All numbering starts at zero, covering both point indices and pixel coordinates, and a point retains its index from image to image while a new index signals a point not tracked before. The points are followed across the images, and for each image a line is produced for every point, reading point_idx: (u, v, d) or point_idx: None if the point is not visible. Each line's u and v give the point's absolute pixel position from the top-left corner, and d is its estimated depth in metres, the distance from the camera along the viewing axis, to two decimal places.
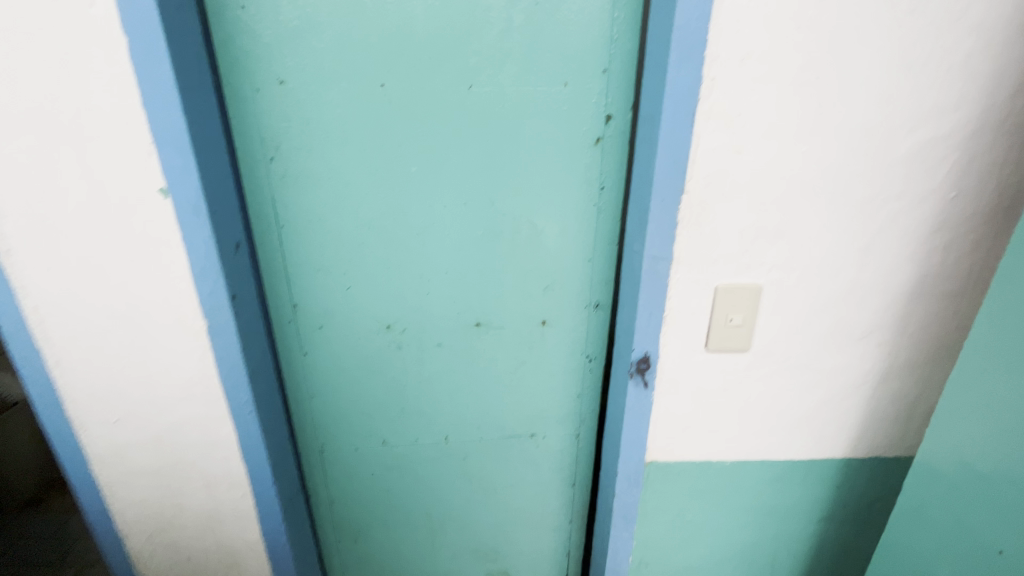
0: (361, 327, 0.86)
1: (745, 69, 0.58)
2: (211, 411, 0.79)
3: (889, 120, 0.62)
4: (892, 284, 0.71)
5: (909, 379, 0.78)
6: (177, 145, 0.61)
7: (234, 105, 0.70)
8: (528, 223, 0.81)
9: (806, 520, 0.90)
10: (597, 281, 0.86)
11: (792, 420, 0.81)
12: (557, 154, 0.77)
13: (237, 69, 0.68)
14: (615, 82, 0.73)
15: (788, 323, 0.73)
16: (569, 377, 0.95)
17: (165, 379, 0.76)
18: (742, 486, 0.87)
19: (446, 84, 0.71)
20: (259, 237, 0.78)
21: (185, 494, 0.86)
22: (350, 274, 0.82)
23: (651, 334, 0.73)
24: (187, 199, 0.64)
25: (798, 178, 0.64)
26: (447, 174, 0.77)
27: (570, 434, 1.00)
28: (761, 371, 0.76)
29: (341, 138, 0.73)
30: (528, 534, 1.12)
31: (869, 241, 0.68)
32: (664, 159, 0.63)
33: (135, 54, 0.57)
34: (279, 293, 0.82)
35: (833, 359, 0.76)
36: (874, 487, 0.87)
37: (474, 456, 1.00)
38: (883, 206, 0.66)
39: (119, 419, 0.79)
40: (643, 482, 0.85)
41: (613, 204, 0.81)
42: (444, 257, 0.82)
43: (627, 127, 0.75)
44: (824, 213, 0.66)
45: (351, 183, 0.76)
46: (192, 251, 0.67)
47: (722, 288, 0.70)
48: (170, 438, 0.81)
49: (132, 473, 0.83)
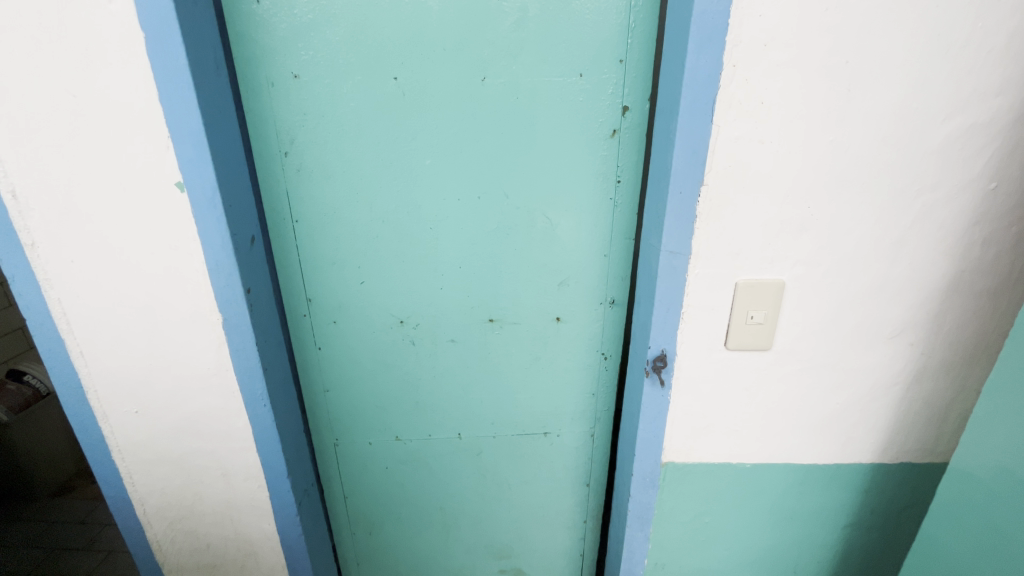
0: (374, 322, 0.86)
1: (768, 55, 0.56)
2: (227, 403, 0.80)
3: (923, 107, 0.58)
4: (925, 281, 0.67)
5: (943, 381, 0.74)
6: (193, 139, 0.62)
7: (250, 100, 0.70)
8: (543, 217, 0.80)
9: (832, 526, 0.87)
10: (613, 276, 0.84)
11: (817, 422, 0.78)
12: (572, 146, 0.75)
13: (252, 64, 0.68)
14: (631, 73, 0.71)
15: (813, 320, 0.70)
16: (585, 375, 0.93)
17: (183, 371, 0.77)
18: (764, 489, 0.84)
19: (459, 76, 0.70)
20: (274, 231, 0.78)
21: (204, 483, 0.87)
22: (364, 268, 0.82)
23: (668, 331, 0.71)
24: (202, 193, 0.65)
25: (825, 168, 0.61)
26: (459, 168, 0.76)
27: (585, 432, 0.99)
28: (785, 370, 0.73)
29: (355, 132, 0.73)
30: (542, 531, 1.10)
31: (901, 235, 0.65)
32: (681, 150, 0.61)
33: (153, 50, 0.58)
34: (294, 287, 0.83)
35: (861, 358, 0.72)
36: (905, 493, 0.83)
37: (488, 452, 0.99)
38: (916, 197, 0.63)
39: (138, 409, 0.80)
40: (659, 482, 0.83)
41: (630, 197, 0.79)
42: (458, 251, 0.82)
43: (644, 119, 0.73)
44: (854, 205, 0.63)
45: (364, 177, 0.76)
46: (207, 244, 0.68)
47: (743, 283, 0.67)
48: (187, 429, 0.82)
49: (153, 463, 0.85)
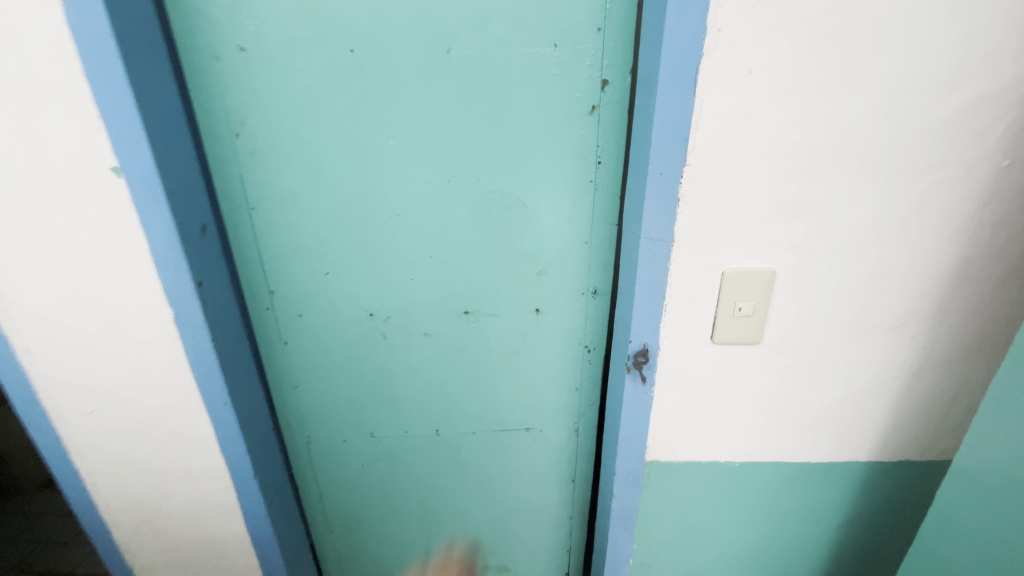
0: (343, 315, 0.82)
1: (758, 17, 0.50)
2: (186, 402, 0.76)
3: (931, 76, 0.52)
4: (929, 268, 0.62)
5: (946, 376, 0.69)
6: (125, 119, 0.57)
7: (194, 76, 0.65)
8: (518, 202, 0.74)
9: (826, 525, 0.83)
10: (595, 265, 0.79)
11: (809, 419, 0.73)
12: (547, 125, 0.69)
13: (194, 36, 0.63)
14: (610, 42, 0.64)
15: (806, 311, 0.65)
16: (567, 369, 0.88)
17: (138, 369, 0.73)
18: (754, 488, 0.79)
19: (422, 48, 0.64)
20: (231, 219, 0.73)
21: (168, 484, 0.84)
22: (329, 258, 0.77)
23: (650, 325, 0.66)
24: (141, 179, 0.60)
25: (820, 145, 0.56)
26: (426, 150, 0.70)
27: (569, 428, 0.95)
28: (777, 365, 0.69)
29: (312, 111, 0.67)
30: (527, 528, 1.07)
31: (904, 218, 0.59)
32: (661, 126, 0.55)
33: (72, 18, 0.52)
34: (254, 279, 0.78)
35: (857, 352, 0.67)
36: (904, 491, 0.79)
37: (468, 448, 0.96)
38: (921, 177, 0.57)
39: (93, 409, 0.76)
40: (643, 481, 0.79)
41: (612, 180, 0.73)
42: (428, 239, 0.76)
43: (626, 94, 0.67)
44: (852, 186, 0.58)
45: (324, 160, 0.70)
46: (151, 234, 0.63)
47: (730, 273, 0.62)
48: (146, 429, 0.78)
49: (113, 464, 0.81)
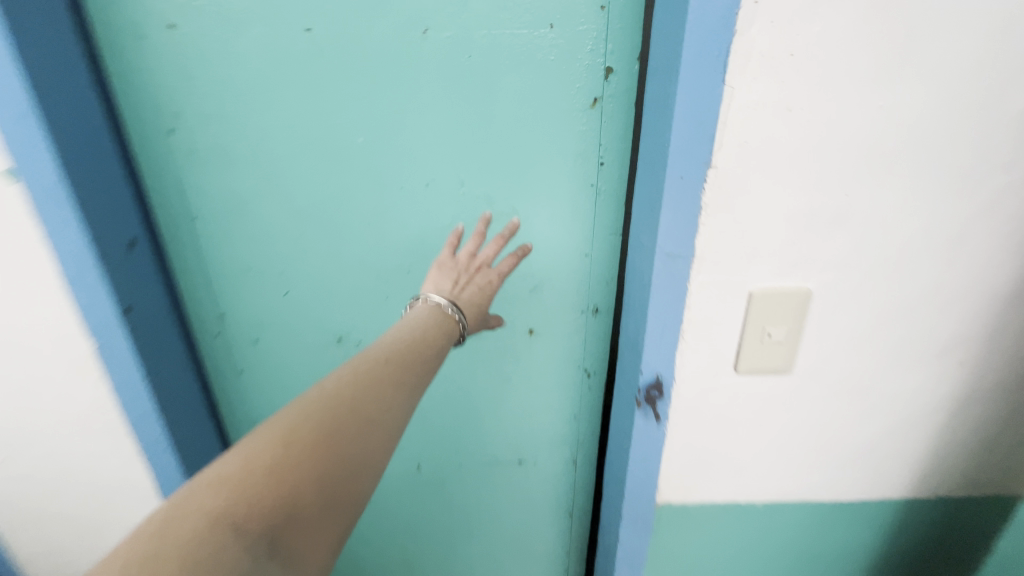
0: (307, 341, 0.71)
1: None
2: (118, 446, 0.64)
3: (1007, 59, 0.43)
4: (985, 287, 0.54)
5: (996, 407, 0.61)
6: (12, 109, 0.44)
7: (115, 60, 0.53)
8: (507, 210, 0.64)
9: (853, 567, 0.75)
10: (596, 280, 0.69)
11: (840, 455, 0.64)
12: (542, 120, 0.59)
13: (111, 10, 0.51)
14: (615, 23, 0.55)
15: (843, 337, 0.56)
16: (563, 396, 0.79)
17: (56, 410, 0.62)
18: (776, 529, 0.71)
19: (392, 27, 0.54)
20: (169, 231, 0.62)
21: (105, 534, 0.73)
22: (288, 276, 0.66)
23: (664, 353, 0.57)
24: (40, 184, 0.48)
25: (869, 144, 0.47)
26: (399, 149, 0.60)
27: (566, 460, 0.85)
28: (807, 397, 0.60)
29: (261, 103, 0.56)
30: (519, 566, 0.98)
31: (961, 230, 0.51)
32: (682, 120, 0.45)
33: None
34: (200, 301, 0.67)
35: (898, 381, 0.59)
36: (943, 530, 0.71)
37: (452, 484, 0.87)
38: (984, 181, 0.48)
39: (6, 455, 0.65)
40: (652, 525, 0.70)
41: (616, 184, 0.63)
42: (404, 254, 0.66)
43: (632, 84, 0.57)
44: (902, 193, 0.49)
45: (278, 162, 0.60)
46: (59, 252, 0.51)
47: (758, 294, 0.53)
48: (73, 477, 0.67)
49: (39, 513, 0.70)
